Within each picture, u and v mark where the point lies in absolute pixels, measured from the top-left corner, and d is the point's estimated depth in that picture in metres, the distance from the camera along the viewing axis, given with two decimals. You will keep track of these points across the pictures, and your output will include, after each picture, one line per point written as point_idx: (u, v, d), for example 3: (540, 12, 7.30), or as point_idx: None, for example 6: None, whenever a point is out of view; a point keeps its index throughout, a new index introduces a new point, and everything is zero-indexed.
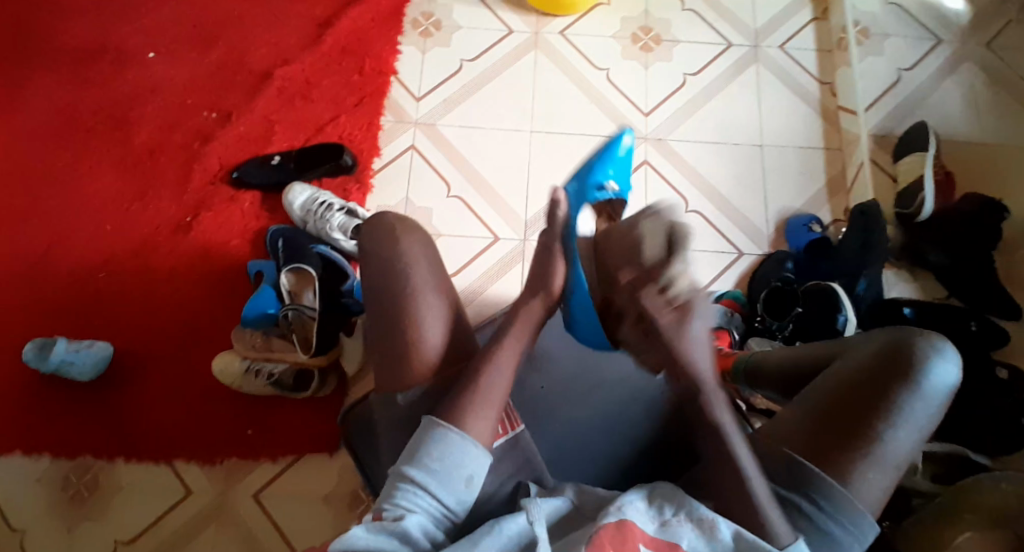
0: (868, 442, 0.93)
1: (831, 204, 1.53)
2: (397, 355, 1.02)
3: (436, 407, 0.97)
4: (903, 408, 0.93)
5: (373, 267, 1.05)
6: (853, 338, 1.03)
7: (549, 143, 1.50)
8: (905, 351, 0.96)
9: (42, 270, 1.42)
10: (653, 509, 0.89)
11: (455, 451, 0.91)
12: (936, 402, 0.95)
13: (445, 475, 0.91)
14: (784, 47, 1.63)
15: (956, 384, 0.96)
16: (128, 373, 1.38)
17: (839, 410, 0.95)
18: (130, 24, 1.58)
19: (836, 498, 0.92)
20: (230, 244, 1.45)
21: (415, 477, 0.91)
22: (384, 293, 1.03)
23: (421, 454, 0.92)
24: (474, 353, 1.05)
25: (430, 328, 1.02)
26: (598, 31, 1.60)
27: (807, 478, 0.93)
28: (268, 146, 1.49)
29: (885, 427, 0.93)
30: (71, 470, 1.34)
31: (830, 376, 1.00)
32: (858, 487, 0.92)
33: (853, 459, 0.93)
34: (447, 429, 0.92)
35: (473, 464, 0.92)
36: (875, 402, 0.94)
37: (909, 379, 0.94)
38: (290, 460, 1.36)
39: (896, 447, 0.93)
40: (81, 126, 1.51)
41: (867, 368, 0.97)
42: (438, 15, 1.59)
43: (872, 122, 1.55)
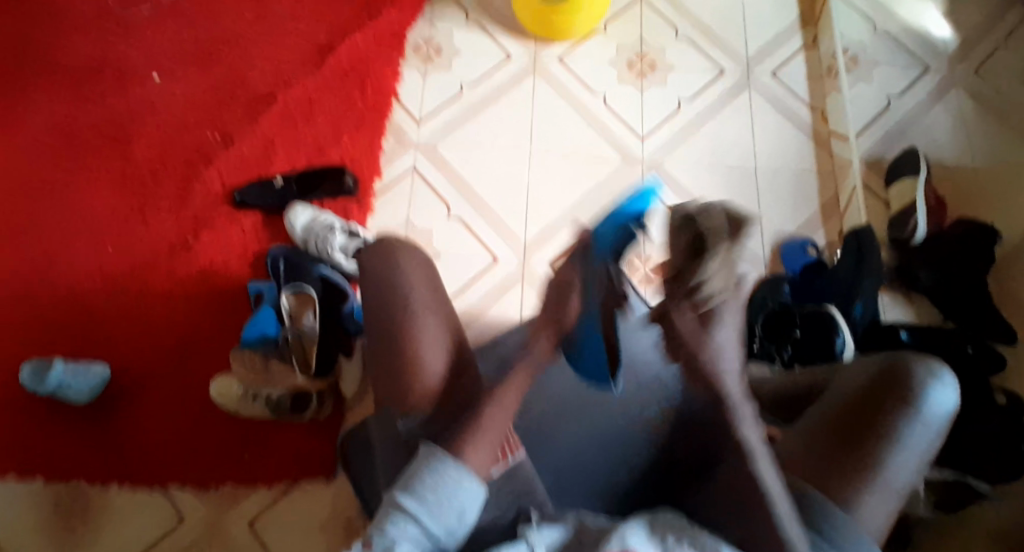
0: (870, 469, 0.97)
1: (825, 228, 1.55)
2: (399, 373, 1.03)
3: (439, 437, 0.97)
4: (903, 435, 0.98)
5: (374, 290, 1.08)
6: (848, 366, 1.09)
7: (548, 166, 1.52)
8: (902, 380, 1.01)
9: (40, 289, 1.41)
10: (656, 538, 0.89)
11: (451, 481, 0.90)
12: (934, 429, 0.99)
13: (438, 506, 0.89)
14: (775, 73, 1.66)
15: (954, 410, 1.01)
16: (125, 393, 1.37)
17: (841, 438, 1.00)
18: (133, 46, 1.59)
19: (840, 525, 0.95)
20: (229, 265, 1.45)
21: (408, 506, 0.89)
22: (386, 316, 1.05)
23: (416, 483, 0.90)
24: (473, 381, 1.05)
25: (429, 347, 1.03)
26: (596, 56, 1.63)
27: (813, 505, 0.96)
28: (270, 167, 1.50)
29: (887, 454, 0.97)
30: (64, 494, 1.32)
31: (829, 404, 1.05)
32: (862, 513, 0.96)
33: (855, 485, 0.97)
34: (444, 459, 0.92)
35: (468, 496, 0.91)
36: (877, 429, 0.98)
37: (908, 405, 0.99)
38: (284, 486, 1.35)
39: (897, 472, 0.97)
40: (82, 146, 1.51)
41: (866, 396, 1.02)
42: (439, 40, 1.62)
43: (864, 147, 1.59)
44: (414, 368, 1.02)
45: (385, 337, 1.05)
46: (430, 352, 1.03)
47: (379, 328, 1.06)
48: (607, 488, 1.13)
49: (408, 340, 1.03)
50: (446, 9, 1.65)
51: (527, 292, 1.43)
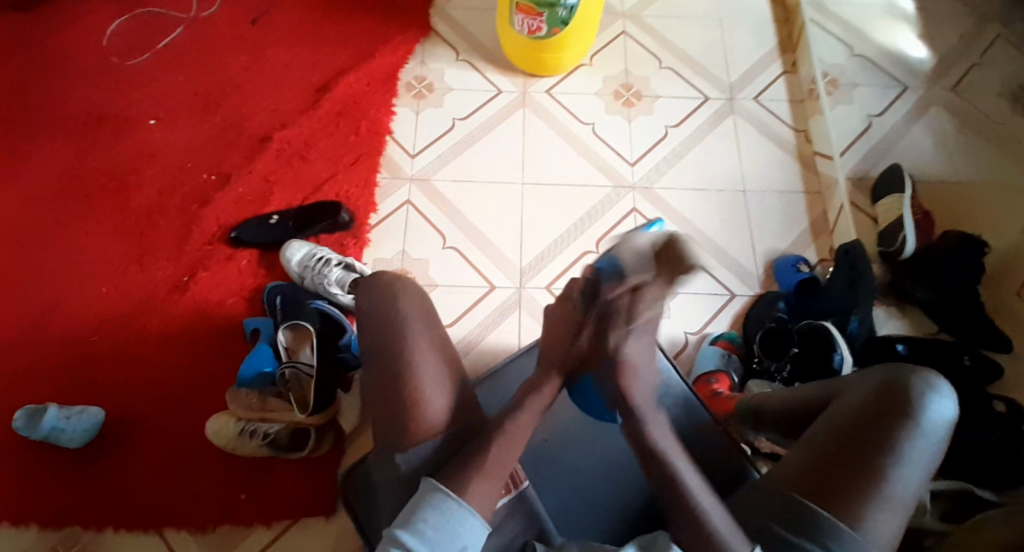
0: (876, 484, 0.97)
1: (816, 245, 1.57)
2: (401, 406, 1.02)
3: (439, 470, 0.98)
4: (906, 448, 0.98)
5: (375, 330, 1.08)
6: (842, 382, 1.09)
7: (541, 195, 1.54)
8: (901, 394, 1.02)
9: (37, 334, 1.40)
10: None
11: (452, 519, 0.93)
12: (935, 442, 1.00)
13: (439, 543, 0.92)
14: (757, 99, 1.70)
15: (953, 422, 1.02)
16: (122, 435, 1.35)
17: (845, 454, 0.99)
18: (127, 92, 1.61)
19: (847, 542, 0.95)
20: (225, 302, 1.44)
21: (408, 542, 0.92)
22: (387, 354, 1.05)
23: (417, 520, 0.93)
24: (477, 411, 1.06)
25: (430, 383, 1.04)
26: (583, 89, 1.67)
27: (821, 524, 0.96)
28: (267, 207, 1.51)
29: (890, 468, 0.97)
30: (59, 541, 1.29)
31: (827, 420, 1.04)
32: (870, 529, 0.95)
33: (861, 500, 0.96)
34: (447, 496, 0.94)
35: (468, 535, 0.93)
36: (880, 443, 0.99)
37: (908, 419, 1.00)
38: (285, 525, 1.33)
39: (902, 486, 0.97)
40: (77, 191, 1.52)
41: (865, 410, 1.02)
42: (430, 78, 1.65)
43: (849, 165, 1.62)
44: (417, 402, 1.02)
45: (386, 372, 1.04)
46: (432, 387, 1.03)
47: (380, 367, 1.05)
48: (616, 513, 1.15)
49: (407, 376, 1.03)
50: (437, 48, 1.69)
51: (525, 318, 1.44)
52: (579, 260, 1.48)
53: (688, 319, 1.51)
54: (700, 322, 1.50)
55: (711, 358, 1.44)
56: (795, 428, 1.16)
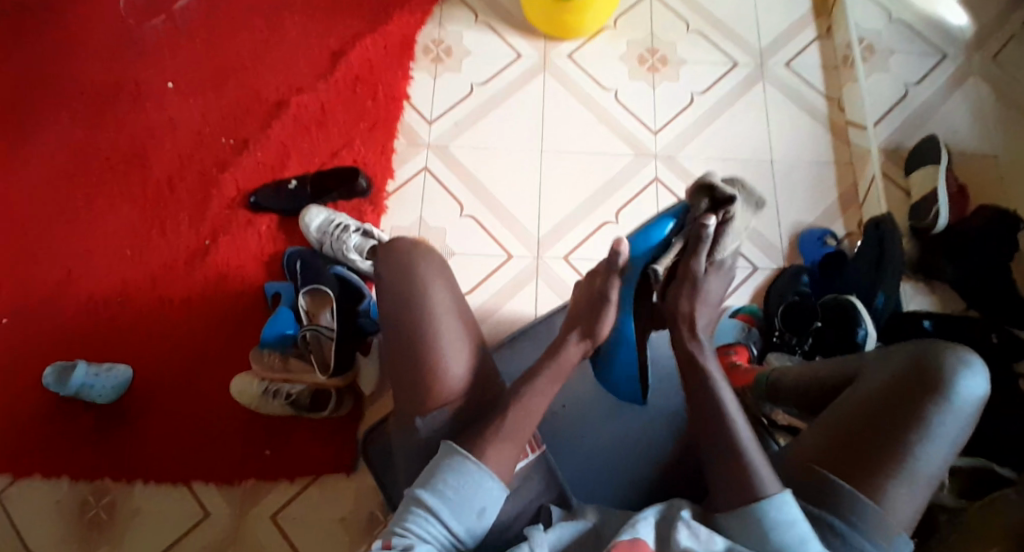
0: (899, 458, 0.96)
1: (844, 218, 1.54)
2: (417, 375, 1.03)
3: (460, 433, 1.00)
4: (933, 422, 0.97)
5: (391, 298, 1.05)
6: (873, 355, 1.07)
7: (560, 163, 1.53)
8: (930, 368, 1.00)
9: (64, 295, 1.45)
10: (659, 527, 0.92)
11: (471, 481, 0.94)
12: (964, 418, 0.98)
13: (458, 504, 0.94)
14: (788, 65, 1.65)
15: (984, 398, 1.00)
16: (146, 394, 1.40)
17: (869, 428, 0.99)
18: (149, 56, 1.63)
19: (867, 516, 0.95)
20: (246, 267, 1.47)
21: (429, 503, 0.93)
22: (406, 323, 1.04)
23: (437, 481, 0.95)
24: (495, 383, 1.06)
25: (451, 348, 1.03)
26: (604, 54, 1.63)
27: (841, 498, 0.96)
28: (285, 172, 1.53)
29: (915, 444, 0.96)
30: (89, 493, 1.35)
31: (853, 394, 1.03)
32: (891, 504, 0.95)
33: (883, 475, 0.96)
34: (465, 459, 0.95)
35: (487, 496, 0.95)
36: (906, 417, 0.97)
37: (937, 393, 0.98)
38: (307, 481, 1.36)
39: (927, 462, 0.96)
40: (103, 155, 1.55)
41: (892, 384, 1.00)
42: (448, 41, 1.64)
43: (882, 135, 1.57)
44: (438, 369, 1.02)
45: (403, 342, 1.03)
46: (453, 352, 1.03)
47: (400, 334, 1.04)
48: (625, 481, 1.16)
49: (428, 341, 1.03)
50: (455, 10, 1.66)
51: (541, 287, 1.44)
52: (598, 231, 1.48)
53: None
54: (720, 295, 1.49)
55: (730, 331, 1.42)
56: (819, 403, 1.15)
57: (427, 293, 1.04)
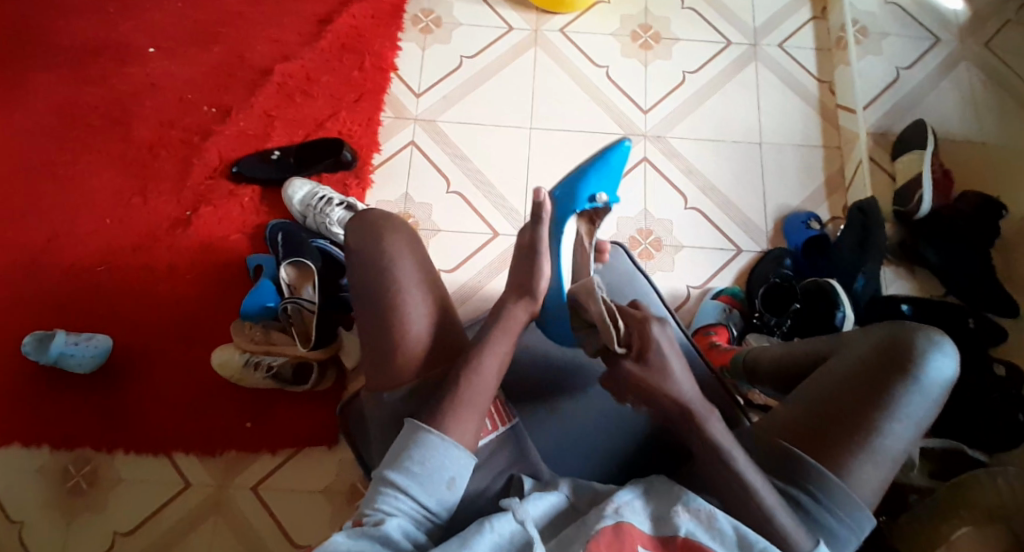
0: (867, 436, 0.98)
1: (830, 203, 1.54)
2: (386, 347, 1.03)
3: (420, 410, 0.99)
4: (901, 401, 0.99)
5: (358, 267, 1.06)
6: (847, 333, 1.09)
7: (549, 142, 1.52)
8: (902, 349, 1.01)
9: (41, 262, 1.43)
10: (649, 508, 0.93)
11: (436, 454, 0.94)
12: (932, 399, 1.00)
13: (426, 478, 0.94)
14: (783, 45, 1.63)
15: (952, 380, 1.02)
16: (125, 365, 1.39)
17: (839, 406, 1.00)
18: (130, 20, 1.59)
19: (834, 492, 0.97)
20: (228, 239, 1.46)
21: (397, 480, 0.93)
22: (373, 293, 1.04)
23: (403, 458, 0.94)
24: (460, 349, 1.06)
25: (416, 313, 1.04)
26: (597, 29, 1.61)
27: (809, 474, 0.98)
28: (268, 142, 1.51)
29: (883, 422, 0.98)
30: (70, 463, 1.35)
31: (825, 371, 1.05)
32: (856, 481, 0.97)
33: (850, 452, 0.98)
34: (429, 433, 0.95)
35: (455, 465, 0.95)
36: (876, 395, 0.99)
37: (906, 373, 1.00)
38: (288, 453, 1.37)
39: (892, 440, 0.98)
40: (82, 119, 1.51)
41: (864, 362, 1.02)
42: (438, 12, 1.61)
43: (871, 120, 1.56)
44: (401, 336, 1.03)
45: (371, 311, 1.03)
46: (417, 316, 1.04)
47: (368, 302, 1.04)
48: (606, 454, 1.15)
49: (395, 310, 1.03)
50: None
51: None
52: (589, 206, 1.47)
53: (694, 272, 1.49)
54: (704, 276, 1.48)
55: (712, 312, 1.43)
56: (793, 376, 1.15)
57: (394, 261, 1.05)
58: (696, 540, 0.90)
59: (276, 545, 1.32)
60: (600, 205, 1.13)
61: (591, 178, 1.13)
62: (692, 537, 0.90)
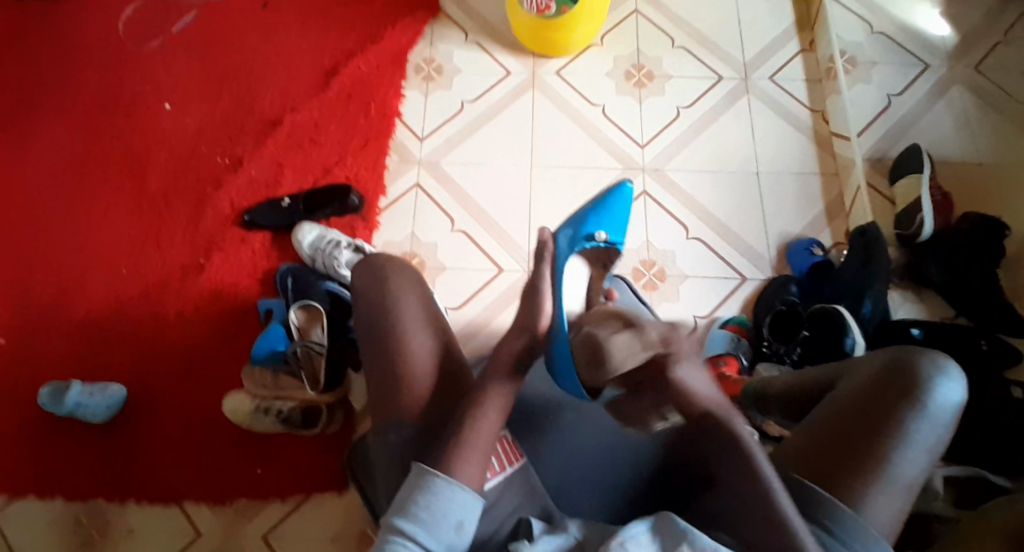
0: (879, 465, 0.97)
1: (831, 228, 1.55)
2: (391, 382, 1.05)
3: (426, 455, 1.00)
4: (911, 428, 0.98)
5: (366, 308, 1.11)
6: (852, 363, 1.09)
7: (549, 179, 1.55)
8: (909, 376, 1.01)
9: (56, 315, 1.45)
10: (657, 543, 0.91)
11: (443, 498, 0.94)
12: (941, 425, 1.00)
13: (433, 522, 0.93)
14: (774, 78, 1.67)
15: (960, 406, 1.01)
16: (138, 412, 1.40)
17: (850, 435, 1.00)
18: (143, 79, 1.65)
19: (849, 524, 0.95)
20: (239, 284, 1.48)
21: (405, 526, 0.93)
22: (379, 332, 1.08)
23: (411, 504, 0.94)
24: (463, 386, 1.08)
25: (420, 348, 1.06)
26: (592, 69, 1.66)
27: (822, 507, 0.96)
28: (278, 189, 1.55)
29: (892, 451, 0.98)
30: (82, 513, 1.34)
31: (833, 401, 1.05)
32: (870, 511, 0.96)
33: (863, 482, 0.97)
34: (435, 477, 0.95)
35: (462, 509, 0.94)
36: (886, 422, 0.99)
37: (914, 400, 0.99)
38: (298, 499, 1.36)
39: (905, 468, 0.97)
40: (97, 175, 1.56)
41: (871, 390, 1.02)
42: (439, 59, 1.66)
43: (866, 146, 1.58)
44: (405, 371, 1.05)
45: (377, 348, 1.07)
46: (421, 352, 1.06)
47: (372, 340, 1.08)
48: (613, 489, 1.14)
49: (399, 347, 1.06)
50: (445, 30, 1.69)
51: None
52: None
53: (699, 302, 1.49)
54: (711, 305, 1.49)
55: (720, 341, 1.42)
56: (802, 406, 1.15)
57: (400, 303, 1.10)
58: None
59: None
60: (600, 243, 1.12)
61: (592, 218, 1.13)
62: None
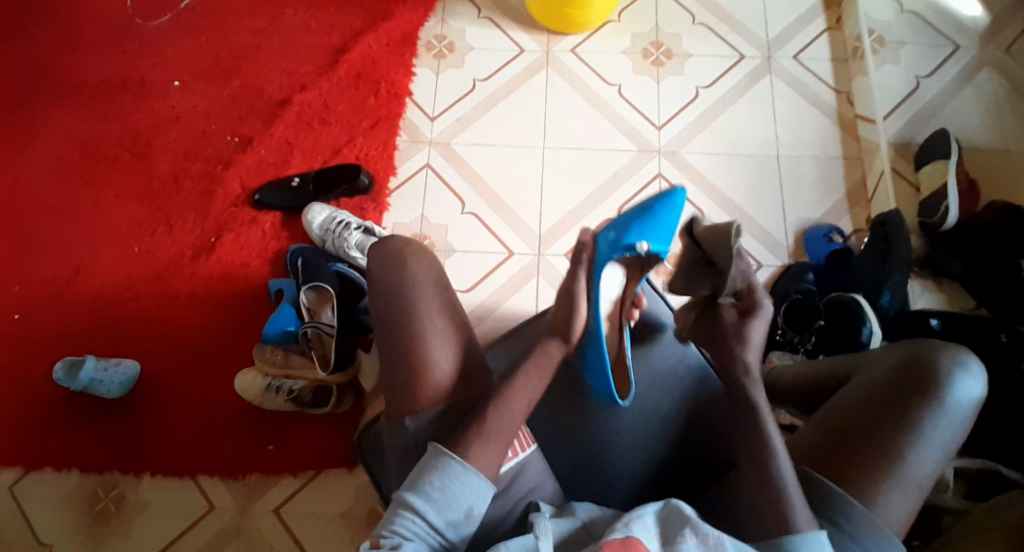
0: (895, 460, 0.95)
1: (852, 215, 1.51)
2: (408, 375, 1.03)
3: (445, 437, 0.99)
4: (929, 423, 0.96)
5: (380, 294, 1.06)
6: (868, 355, 1.07)
7: (563, 161, 1.52)
8: (926, 370, 0.99)
9: (71, 292, 1.47)
10: (659, 530, 0.90)
11: (457, 482, 0.93)
12: (958, 422, 0.98)
13: (445, 505, 0.92)
14: (796, 57, 1.62)
15: (979, 402, 0.99)
16: (150, 390, 1.42)
17: (863, 428, 0.98)
18: (155, 56, 1.64)
19: (860, 517, 0.93)
20: (250, 264, 1.49)
21: (416, 505, 0.92)
22: (395, 321, 1.04)
23: (423, 484, 0.93)
24: (483, 378, 1.06)
25: (441, 343, 1.03)
26: (607, 48, 1.62)
27: (833, 500, 0.95)
28: (287, 169, 1.54)
29: (908, 445, 0.96)
30: (99, 486, 1.37)
31: (847, 393, 1.03)
32: (883, 508, 0.94)
33: (875, 478, 0.95)
34: (451, 459, 0.94)
35: (474, 496, 0.94)
36: (903, 416, 0.97)
37: (933, 394, 0.97)
38: (308, 476, 1.38)
39: (920, 464, 0.96)
40: (111, 153, 1.57)
41: (888, 383, 1.00)
42: (450, 37, 1.63)
43: (892, 130, 1.54)
44: (424, 366, 1.02)
45: (393, 340, 1.03)
46: (440, 346, 1.03)
47: (390, 330, 1.04)
48: (622, 479, 1.12)
49: (418, 341, 1.03)
50: (458, 6, 1.66)
51: (541, 285, 1.44)
52: (600, 228, 1.48)
53: None
54: None
55: None
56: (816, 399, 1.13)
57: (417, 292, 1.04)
58: None
59: None
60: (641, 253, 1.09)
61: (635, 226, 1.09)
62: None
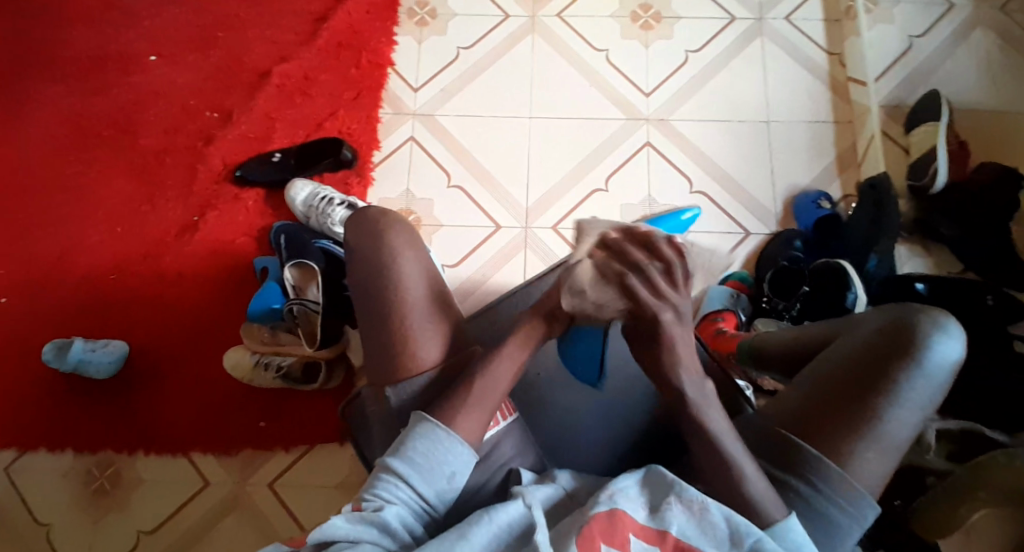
0: (870, 421, 0.93)
1: (842, 180, 1.49)
2: (391, 348, 1.01)
3: (431, 403, 0.97)
4: (905, 385, 0.94)
5: (361, 268, 1.05)
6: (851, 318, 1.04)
7: (549, 130, 1.50)
8: (905, 332, 0.96)
9: (55, 273, 1.46)
10: (643, 496, 0.89)
11: (441, 448, 0.92)
12: (936, 383, 0.95)
13: (427, 468, 0.92)
14: (789, 18, 1.59)
15: (959, 363, 0.96)
16: (140, 369, 1.42)
17: (841, 390, 0.96)
18: (130, 30, 1.61)
19: (833, 477, 0.93)
20: (235, 241, 1.47)
21: (398, 468, 0.92)
22: (375, 292, 1.03)
23: (406, 449, 0.93)
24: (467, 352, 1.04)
25: (423, 313, 1.02)
26: (596, 11, 1.59)
27: (806, 460, 0.94)
28: (269, 144, 1.51)
29: (885, 407, 0.94)
30: (94, 465, 1.38)
31: (827, 355, 1.00)
32: (856, 469, 0.93)
33: (850, 438, 0.93)
34: (434, 426, 0.93)
35: (457, 461, 0.93)
36: (879, 378, 0.95)
37: (911, 357, 0.95)
38: (301, 451, 1.39)
39: (896, 425, 0.94)
40: (89, 130, 1.54)
41: (867, 346, 0.97)
42: (433, 3, 1.60)
43: (883, 92, 1.52)
44: (408, 335, 1.01)
45: (375, 315, 1.02)
46: (421, 316, 1.01)
47: (372, 302, 1.02)
48: (608, 448, 1.10)
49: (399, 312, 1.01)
50: None
51: (530, 258, 1.43)
52: (588, 199, 1.46)
53: None
54: None
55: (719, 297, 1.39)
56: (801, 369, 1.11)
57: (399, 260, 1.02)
58: (685, 539, 0.85)
59: (289, 536, 1.34)
60: None
61: None
62: (683, 538, 0.85)
